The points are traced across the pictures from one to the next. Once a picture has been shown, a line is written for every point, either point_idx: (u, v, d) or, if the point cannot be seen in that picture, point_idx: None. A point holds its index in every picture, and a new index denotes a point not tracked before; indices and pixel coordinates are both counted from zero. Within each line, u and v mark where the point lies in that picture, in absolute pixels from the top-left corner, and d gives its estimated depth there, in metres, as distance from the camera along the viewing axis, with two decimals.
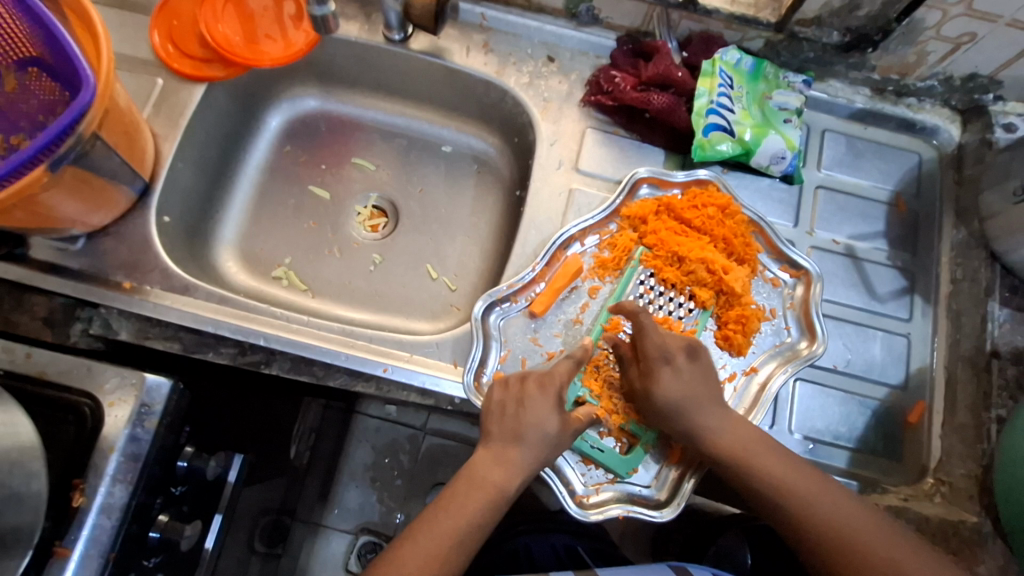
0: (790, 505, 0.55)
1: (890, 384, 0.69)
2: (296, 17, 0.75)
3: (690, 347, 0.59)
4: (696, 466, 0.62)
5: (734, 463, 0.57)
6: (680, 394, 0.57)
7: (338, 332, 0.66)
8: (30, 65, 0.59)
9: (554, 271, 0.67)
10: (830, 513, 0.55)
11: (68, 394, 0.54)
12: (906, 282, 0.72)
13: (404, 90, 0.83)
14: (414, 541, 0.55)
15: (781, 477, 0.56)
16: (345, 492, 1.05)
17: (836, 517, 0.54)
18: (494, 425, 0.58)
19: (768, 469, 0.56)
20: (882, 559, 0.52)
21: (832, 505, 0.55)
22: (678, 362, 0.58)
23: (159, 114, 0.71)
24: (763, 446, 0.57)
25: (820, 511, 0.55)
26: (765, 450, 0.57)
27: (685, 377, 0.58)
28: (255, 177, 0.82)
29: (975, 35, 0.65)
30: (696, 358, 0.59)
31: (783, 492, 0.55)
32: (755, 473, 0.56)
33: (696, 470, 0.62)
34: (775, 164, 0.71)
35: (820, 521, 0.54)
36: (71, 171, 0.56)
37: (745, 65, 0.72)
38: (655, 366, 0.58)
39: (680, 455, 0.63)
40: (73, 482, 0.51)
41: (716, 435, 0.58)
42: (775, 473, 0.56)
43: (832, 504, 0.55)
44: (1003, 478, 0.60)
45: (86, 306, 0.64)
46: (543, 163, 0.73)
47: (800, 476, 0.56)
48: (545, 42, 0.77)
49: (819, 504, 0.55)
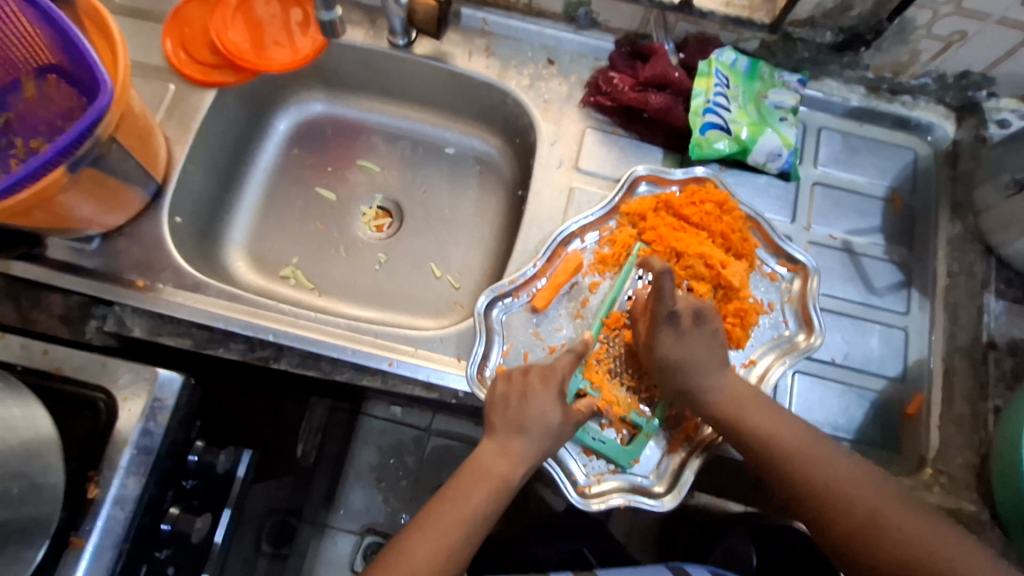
0: (780, 462, 0.57)
1: (888, 376, 0.70)
2: (303, 24, 0.78)
3: (697, 310, 0.60)
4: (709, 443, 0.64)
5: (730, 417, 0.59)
6: (669, 380, 0.60)
7: (345, 328, 0.67)
8: (49, 72, 0.62)
9: (555, 267, 0.69)
10: (821, 469, 0.56)
11: (84, 388, 0.56)
12: (902, 277, 0.73)
13: (408, 94, 0.85)
14: (420, 531, 0.56)
15: (769, 431, 0.58)
16: (351, 493, 1.06)
17: (824, 473, 0.56)
18: (497, 417, 0.59)
19: (760, 426, 0.58)
20: (864, 512, 0.54)
21: (826, 463, 0.56)
22: (683, 325, 0.59)
23: (171, 118, 0.73)
24: (757, 403, 0.59)
25: (808, 467, 0.56)
26: (762, 411, 0.59)
27: (688, 339, 0.60)
28: (263, 180, 0.84)
29: (965, 33, 0.67)
30: (704, 322, 0.61)
31: (773, 448, 0.57)
32: (748, 428, 0.58)
33: (706, 448, 0.64)
34: (772, 161, 0.72)
35: (808, 477, 0.56)
36: (88, 172, 0.58)
37: (740, 65, 0.74)
38: (659, 325, 0.60)
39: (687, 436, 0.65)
40: (88, 474, 0.53)
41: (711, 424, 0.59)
42: (766, 429, 0.58)
43: (821, 459, 0.57)
44: (1000, 469, 0.61)
45: (100, 305, 0.66)
46: (544, 163, 0.74)
47: (794, 435, 0.58)
48: (545, 45, 0.79)
49: (808, 461, 0.57)
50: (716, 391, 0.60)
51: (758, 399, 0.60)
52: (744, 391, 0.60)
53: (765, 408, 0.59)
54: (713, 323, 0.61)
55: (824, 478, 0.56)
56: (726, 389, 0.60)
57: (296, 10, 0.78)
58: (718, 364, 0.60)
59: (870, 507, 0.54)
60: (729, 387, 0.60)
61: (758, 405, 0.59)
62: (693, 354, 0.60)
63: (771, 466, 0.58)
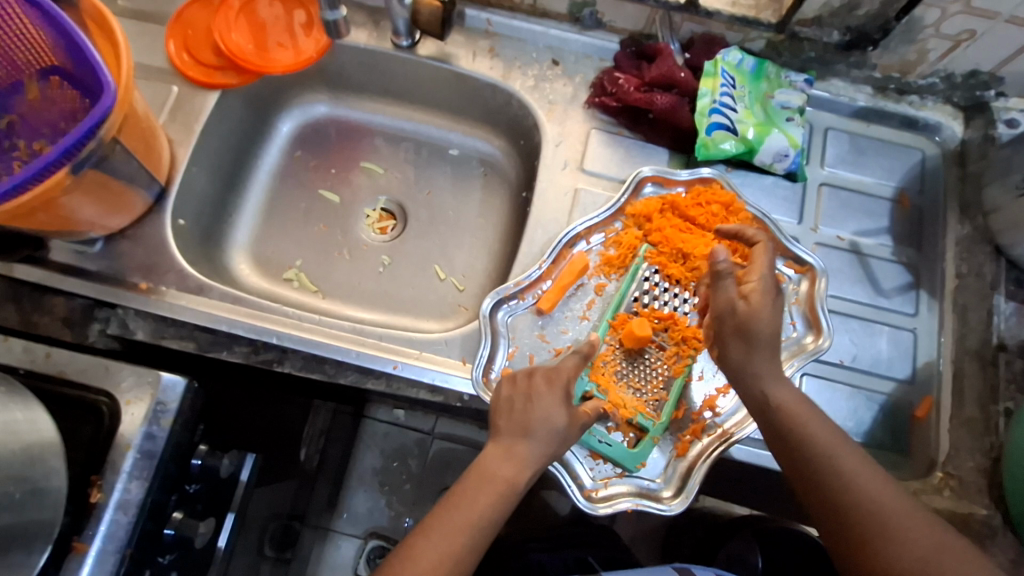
0: (845, 480, 0.52)
1: (897, 378, 0.69)
2: (307, 25, 0.78)
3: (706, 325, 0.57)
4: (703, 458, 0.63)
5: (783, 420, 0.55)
6: None
7: (349, 330, 0.67)
8: (51, 74, 0.61)
9: (561, 269, 0.68)
10: (870, 500, 0.51)
11: (86, 392, 0.55)
12: (911, 278, 0.72)
13: (412, 95, 0.85)
14: (426, 536, 0.55)
15: (827, 446, 0.53)
16: (354, 497, 1.06)
17: (890, 503, 0.51)
18: (503, 420, 0.59)
19: (826, 442, 0.53)
20: (913, 555, 0.49)
21: (879, 495, 0.51)
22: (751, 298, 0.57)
23: (174, 120, 0.73)
24: (823, 421, 0.55)
25: (875, 495, 0.51)
26: (819, 424, 0.55)
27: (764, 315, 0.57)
28: (266, 182, 0.84)
29: (974, 32, 0.66)
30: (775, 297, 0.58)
31: (833, 467, 0.53)
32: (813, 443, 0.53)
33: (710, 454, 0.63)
34: (778, 162, 0.72)
35: (862, 506, 0.51)
36: (91, 174, 0.58)
37: (747, 65, 0.73)
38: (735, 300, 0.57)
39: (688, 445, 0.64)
40: (91, 478, 0.53)
41: None
42: (827, 446, 0.53)
43: (886, 489, 0.52)
44: (1012, 472, 0.60)
45: (103, 307, 0.66)
46: (549, 164, 0.74)
47: (851, 457, 0.53)
48: (549, 46, 0.79)
49: (874, 487, 0.52)
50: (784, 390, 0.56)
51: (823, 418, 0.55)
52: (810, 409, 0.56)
53: (827, 426, 0.55)
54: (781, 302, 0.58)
55: (891, 508, 0.51)
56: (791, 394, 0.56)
57: (300, 12, 0.78)
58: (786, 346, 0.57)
59: (941, 543, 0.49)
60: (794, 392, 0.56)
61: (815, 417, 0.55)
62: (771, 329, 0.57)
63: (833, 486, 0.52)
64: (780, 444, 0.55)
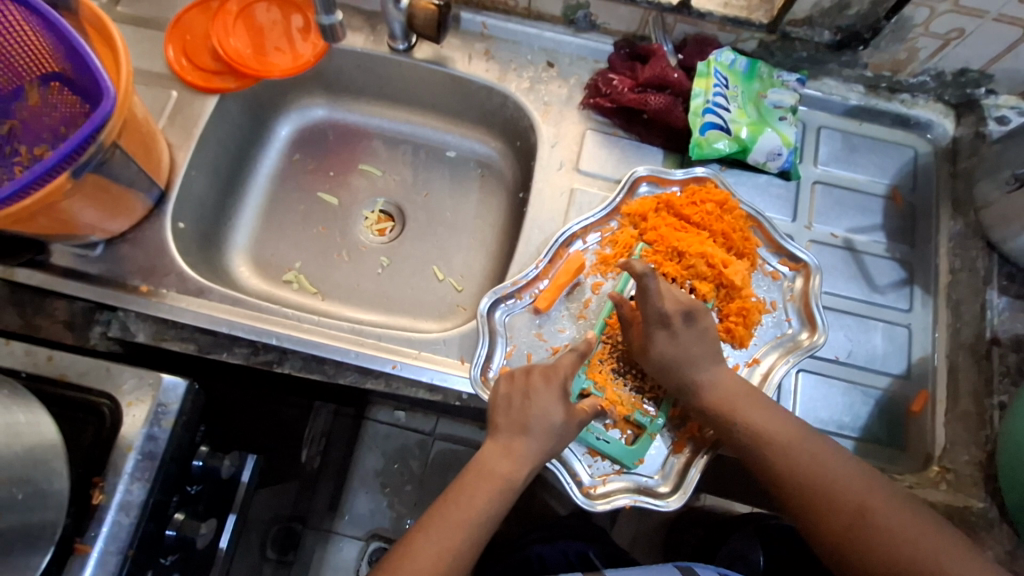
0: (771, 457, 0.57)
1: (892, 373, 0.70)
2: (304, 30, 0.78)
3: (687, 311, 0.59)
4: (710, 442, 0.64)
5: (722, 411, 0.60)
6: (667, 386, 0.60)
7: (348, 330, 0.67)
8: (52, 80, 0.62)
9: (557, 268, 0.69)
10: (811, 465, 0.56)
11: (87, 394, 0.56)
12: (905, 274, 0.73)
13: (409, 98, 0.86)
14: (425, 532, 0.56)
15: (760, 425, 0.58)
16: (356, 498, 1.06)
17: (817, 469, 0.56)
18: (501, 417, 0.59)
19: (753, 422, 0.59)
20: (855, 506, 0.54)
21: (816, 457, 0.57)
22: (674, 326, 0.59)
23: (173, 125, 0.74)
24: (751, 402, 0.60)
25: (800, 463, 0.57)
26: (752, 404, 0.60)
27: (680, 340, 0.60)
28: (265, 185, 0.85)
29: (963, 31, 0.67)
30: (694, 322, 0.60)
31: (768, 443, 0.58)
32: (740, 426, 0.59)
33: (709, 447, 0.64)
34: (772, 161, 0.72)
35: (803, 473, 0.56)
36: (91, 178, 0.59)
37: (739, 65, 0.74)
38: (652, 331, 0.60)
39: (693, 437, 0.65)
40: (93, 480, 0.53)
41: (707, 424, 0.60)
42: (759, 424, 0.58)
43: (812, 457, 0.57)
44: (1005, 465, 0.61)
45: (105, 310, 0.67)
46: (545, 164, 0.75)
47: (783, 427, 0.58)
48: (544, 48, 0.79)
49: (799, 457, 0.57)
50: (708, 387, 0.60)
51: (752, 398, 0.60)
52: (738, 392, 0.60)
53: (759, 406, 0.60)
54: (704, 321, 0.61)
55: (816, 474, 0.56)
56: (719, 386, 0.60)
57: (297, 16, 0.79)
58: (708, 358, 0.61)
59: (861, 501, 0.54)
60: (723, 384, 0.61)
61: (750, 400, 0.60)
62: (684, 352, 0.60)
63: (762, 462, 0.58)
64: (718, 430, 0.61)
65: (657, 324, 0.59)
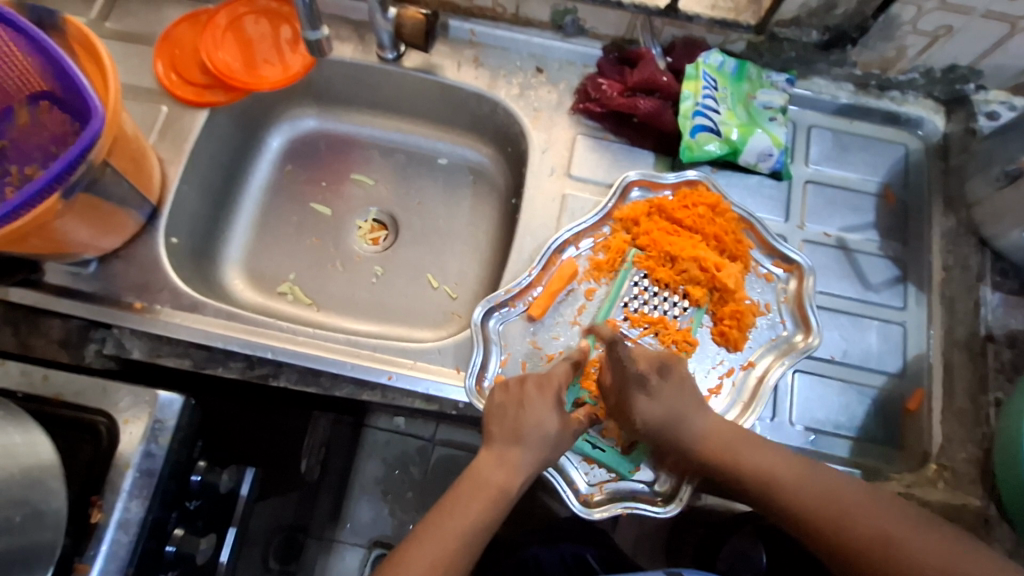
0: (778, 496, 0.58)
1: (887, 372, 0.70)
2: (293, 42, 0.79)
3: (662, 366, 0.60)
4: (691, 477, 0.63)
5: (719, 461, 0.60)
6: (668, 391, 0.60)
7: (343, 342, 0.67)
8: (41, 99, 0.62)
9: (550, 275, 0.69)
10: (825, 502, 0.57)
11: (83, 412, 0.56)
12: (898, 272, 0.73)
13: (399, 107, 0.86)
14: (419, 543, 0.56)
15: (761, 468, 0.59)
16: (357, 506, 1.06)
17: (829, 504, 0.56)
18: (495, 426, 0.60)
19: (756, 465, 0.59)
20: (876, 537, 0.54)
21: (822, 492, 0.57)
22: (652, 386, 0.59)
23: (164, 139, 0.74)
24: (749, 443, 0.60)
25: (808, 499, 0.57)
26: (751, 447, 0.60)
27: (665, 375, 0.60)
28: (258, 197, 0.85)
29: (950, 28, 0.67)
30: (670, 373, 0.61)
31: (771, 485, 0.58)
32: (744, 470, 0.59)
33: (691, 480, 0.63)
34: (763, 162, 0.73)
35: (816, 510, 0.57)
36: (82, 198, 0.59)
37: (728, 67, 0.74)
38: (632, 392, 0.60)
39: (672, 467, 0.64)
40: (91, 498, 0.53)
41: (701, 429, 0.60)
42: (758, 470, 0.59)
43: (822, 491, 0.57)
44: (1001, 462, 0.61)
45: (99, 327, 0.67)
46: (536, 171, 0.75)
47: (786, 466, 0.59)
48: (533, 54, 0.79)
49: (807, 492, 0.57)
50: (701, 439, 0.60)
51: (748, 440, 0.60)
52: (730, 436, 0.60)
53: (756, 447, 0.60)
54: (679, 369, 0.62)
55: (831, 507, 0.56)
56: (711, 435, 0.60)
57: (286, 28, 0.79)
58: (705, 388, 0.62)
59: (881, 531, 0.54)
60: (713, 432, 0.60)
61: (750, 444, 0.60)
62: (669, 409, 0.60)
63: (772, 503, 0.59)
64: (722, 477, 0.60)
65: (635, 384, 0.59)
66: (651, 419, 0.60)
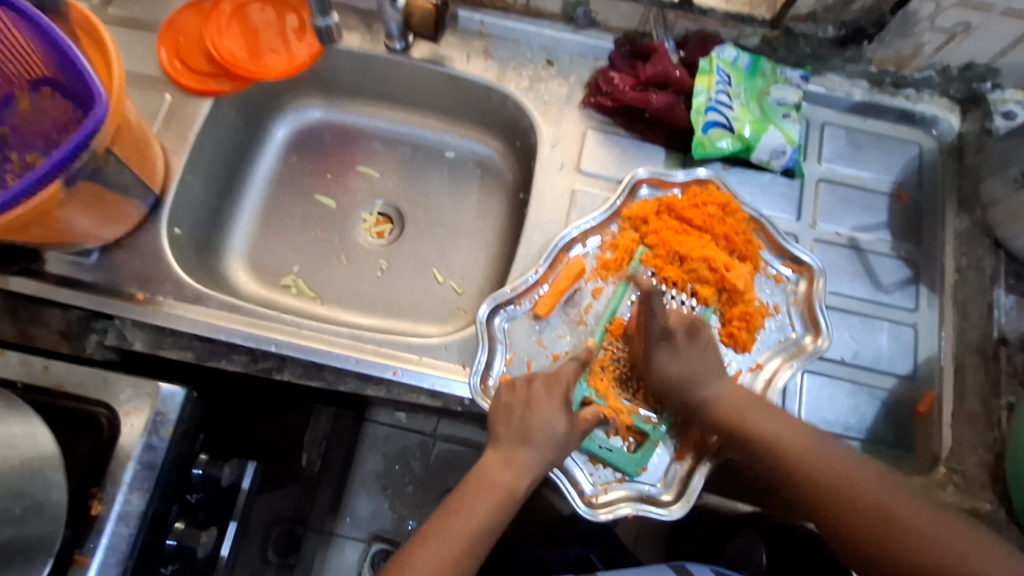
0: (784, 461, 0.58)
1: (898, 373, 0.69)
2: (299, 30, 0.77)
3: (691, 326, 0.62)
4: (714, 450, 0.63)
5: (729, 423, 0.60)
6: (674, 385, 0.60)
7: (347, 336, 0.67)
8: (43, 85, 0.61)
9: (557, 273, 0.68)
10: (830, 472, 0.57)
11: (84, 404, 0.55)
12: (910, 272, 0.72)
13: (406, 97, 0.84)
14: (426, 544, 0.55)
15: (769, 432, 0.59)
16: (357, 501, 1.05)
17: (832, 475, 0.57)
18: (501, 427, 0.59)
19: (763, 430, 0.59)
20: (873, 505, 0.55)
21: (828, 461, 0.57)
22: (676, 340, 0.61)
23: (168, 128, 0.73)
24: (759, 408, 0.60)
25: (813, 466, 0.57)
26: (760, 411, 0.60)
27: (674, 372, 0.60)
28: (262, 189, 0.84)
29: (969, 25, 0.66)
30: (696, 336, 0.62)
31: (777, 447, 0.58)
32: (752, 433, 0.59)
33: (713, 454, 0.63)
34: (776, 159, 0.71)
35: (818, 479, 0.57)
36: (85, 186, 0.57)
37: (742, 62, 0.73)
38: (654, 343, 0.62)
39: (697, 443, 0.64)
40: (91, 491, 0.52)
41: None
42: (768, 434, 0.59)
43: (827, 458, 0.57)
44: (1016, 470, 0.60)
45: (100, 318, 0.65)
46: (546, 165, 0.73)
47: (796, 432, 0.59)
48: (543, 46, 0.78)
49: (812, 463, 0.57)
50: (714, 400, 0.61)
51: (760, 406, 0.60)
52: (744, 401, 0.61)
53: (767, 414, 0.60)
54: (705, 335, 0.63)
55: (833, 477, 0.56)
56: (724, 399, 0.61)
57: (292, 17, 0.78)
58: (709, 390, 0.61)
59: (882, 504, 0.55)
60: (719, 420, 0.60)
61: (763, 410, 0.60)
62: (689, 367, 0.61)
63: (777, 467, 0.58)
64: (736, 446, 0.61)
65: (659, 337, 0.62)
66: (670, 374, 0.62)
